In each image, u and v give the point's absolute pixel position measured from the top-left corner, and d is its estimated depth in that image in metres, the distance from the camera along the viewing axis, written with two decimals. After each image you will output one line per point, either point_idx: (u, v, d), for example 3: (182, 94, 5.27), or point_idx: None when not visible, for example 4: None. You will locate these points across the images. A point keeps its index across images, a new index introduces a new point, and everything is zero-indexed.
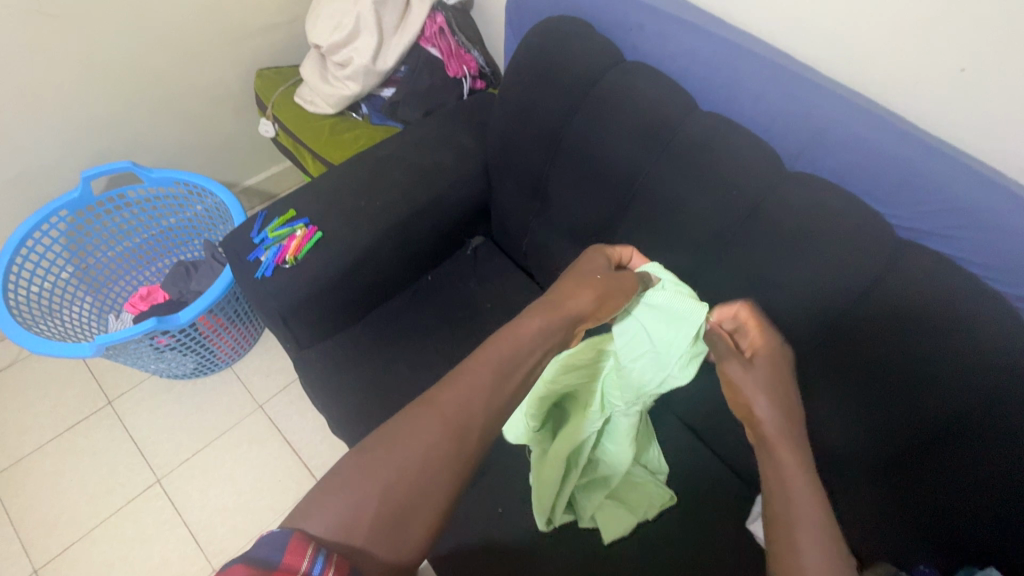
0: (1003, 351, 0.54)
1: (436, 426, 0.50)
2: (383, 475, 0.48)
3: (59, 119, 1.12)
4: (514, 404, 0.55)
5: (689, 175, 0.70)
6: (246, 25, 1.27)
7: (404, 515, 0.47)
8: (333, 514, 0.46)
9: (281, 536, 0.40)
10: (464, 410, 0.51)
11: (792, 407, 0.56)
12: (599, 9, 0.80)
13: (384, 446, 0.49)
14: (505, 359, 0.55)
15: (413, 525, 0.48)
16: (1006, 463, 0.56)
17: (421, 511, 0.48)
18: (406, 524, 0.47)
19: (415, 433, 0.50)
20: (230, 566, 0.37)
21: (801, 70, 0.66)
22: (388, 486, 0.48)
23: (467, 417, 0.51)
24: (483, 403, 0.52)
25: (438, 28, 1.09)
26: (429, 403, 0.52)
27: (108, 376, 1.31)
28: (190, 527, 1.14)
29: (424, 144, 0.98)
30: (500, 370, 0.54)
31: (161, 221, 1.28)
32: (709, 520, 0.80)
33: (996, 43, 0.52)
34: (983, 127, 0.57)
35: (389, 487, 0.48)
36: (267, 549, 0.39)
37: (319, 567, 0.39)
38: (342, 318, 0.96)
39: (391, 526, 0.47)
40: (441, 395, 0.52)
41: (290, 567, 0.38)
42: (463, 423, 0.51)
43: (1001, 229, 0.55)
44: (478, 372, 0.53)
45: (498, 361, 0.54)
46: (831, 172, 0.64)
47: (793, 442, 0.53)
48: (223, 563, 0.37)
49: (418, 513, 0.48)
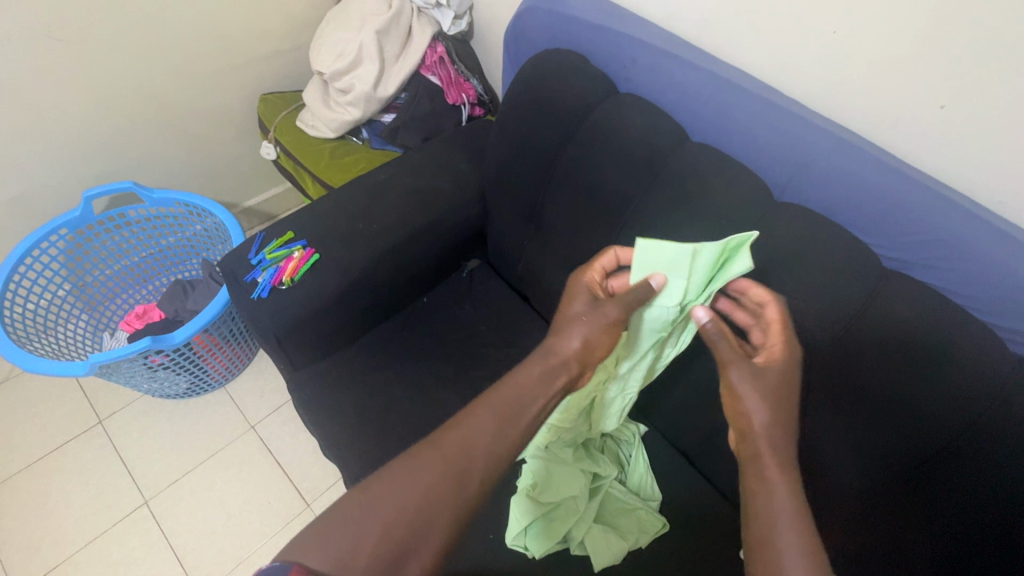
0: (986, 382, 0.54)
1: (432, 464, 0.52)
2: (382, 511, 0.50)
3: (65, 139, 1.14)
4: (505, 441, 0.54)
5: (680, 202, 0.72)
6: (251, 51, 1.30)
7: (401, 553, 0.49)
8: (332, 549, 0.48)
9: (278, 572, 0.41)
10: (462, 452, 0.53)
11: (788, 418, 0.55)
12: (595, 44, 0.83)
13: (381, 486, 0.51)
14: (495, 406, 0.56)
15: (409, 562, 0.49)
16: (989, 498, 0.56)
17: (417, 550, 0.49)
18: (403, 560, 0.48)
19: (416, 475, 0.51)
20: None
21: (789, 104, 0.68)
22: (387, 524, 0.49)
23: (460, 455, 0.53)
24: (481, 447, 0.53)
25: (439, 58, 1.12)
26: (431, 445, 0.53)
27: (100, 396, 1.30)
28: (176, 551, 1.11)
29: (423, 169, 1.00)
30: (496, 421, 0.55)
31: (160, 240, 1.29)
32: (703, 548, 0.79)
33: (971, 82, 0.54)
34: (963, 162, 0.59)
35: (389, 526, 0.49)
36: None
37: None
38: (336, 339, 0.96)
39: (388, 565, 0.48)
40: (441, 437, 0.54)
41: None
42: (456, 462, 0.52)
43: (984, 261, 0.56)
44: (472, 421, 0.55)
45: (493, 412, 0.55)
46: (817, 202, 0.67)
47: (778, 457, 0.53)
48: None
49: (412, 553, 0.49)
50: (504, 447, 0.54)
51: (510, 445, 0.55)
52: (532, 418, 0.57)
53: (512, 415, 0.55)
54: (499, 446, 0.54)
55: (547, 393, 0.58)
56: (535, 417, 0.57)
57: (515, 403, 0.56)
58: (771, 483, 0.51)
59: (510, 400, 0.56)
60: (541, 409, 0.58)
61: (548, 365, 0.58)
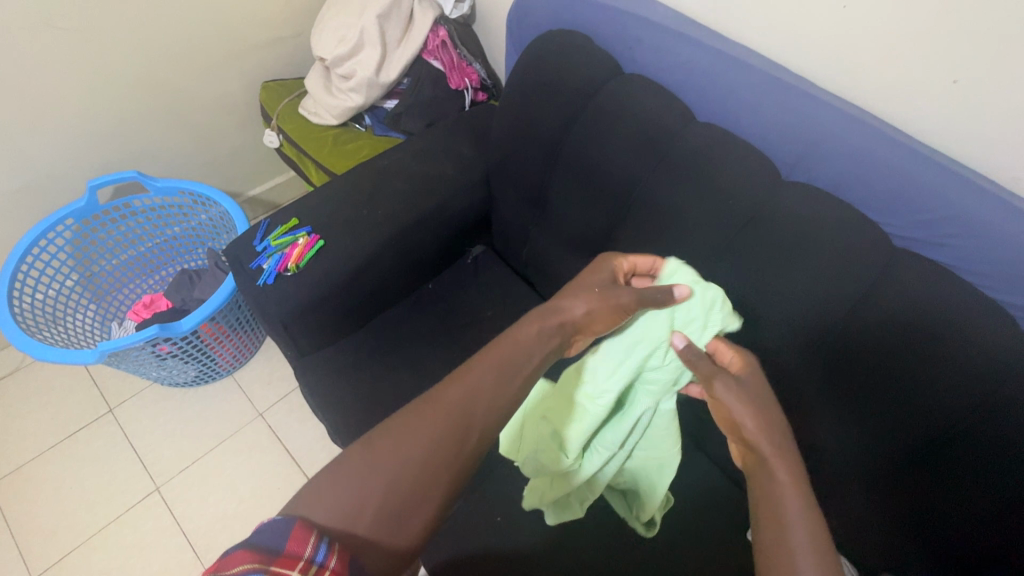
0: (999, 361, 0.54)
1: (434, 421, 0.52)
2: (384, 468, 0.50)
3: (69, 128, 1.14)
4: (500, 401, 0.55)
5: (687, 184, 0.71)
6: (253, 38, 1.29)
7: (404, 506, 0.49)
8: (335, 506, 0.48)
9: (282, 525, 0.41)
10: (463, 408, 0.53)
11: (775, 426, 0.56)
12: (599, 24, 0.82)
13: (385, 444, 0.51)
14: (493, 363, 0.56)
15: (413, 515, 0.49)
16: (998, 477, 0.56)
17: (421, 503, 0.49)
18: (406, 514, 0.49)
19: (420, 430, 0.51)
20: (233, 555, 0.38)
21: (798, 81, 0.67)
22: (393, 478, 0.49)
23: (460, 411, 0.53)
24: (482, 401, 0.54)
25: (441, 42, 1.11)
26: (431, 402, 0.53)
27: (110, 384, 1.31)
28: (189, 535, 1.13)
29: (427, 154, 0.99)
30: (495, 374, 0.55)
31: (165, 230, 1.30)
32: (712, 531, 0.79)
33: (985, 54, 0.53)
34: (976, 137, 0.58)
35: (395, 480, 0.49)
36: (268, 537, 0.40)
37: (321, 557, 0.41)
38: (342, 326, 0.96)
39: (395, 519, 0.48)
40: (442, 394, 0.54)
41: (293, 553, 0.39)
42: (456, 418, 0.52)
43: (997, 238, 0.56)
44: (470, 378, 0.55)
45: (491, 368, 0.56)
46: (826, 181, 0.66)
47: (780, 459, 0.53)
48: (227, 551, 0.38)
49: (416, 506, 0.49)
50: (506, 399, 0.55)
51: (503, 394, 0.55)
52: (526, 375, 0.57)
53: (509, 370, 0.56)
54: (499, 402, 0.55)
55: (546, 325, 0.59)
56: (537, 368, 0.58)
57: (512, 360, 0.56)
58: (775, 485, 0.51)
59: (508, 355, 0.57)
60: (552, 346, 0.59)
61: (559, 307, 0.61)
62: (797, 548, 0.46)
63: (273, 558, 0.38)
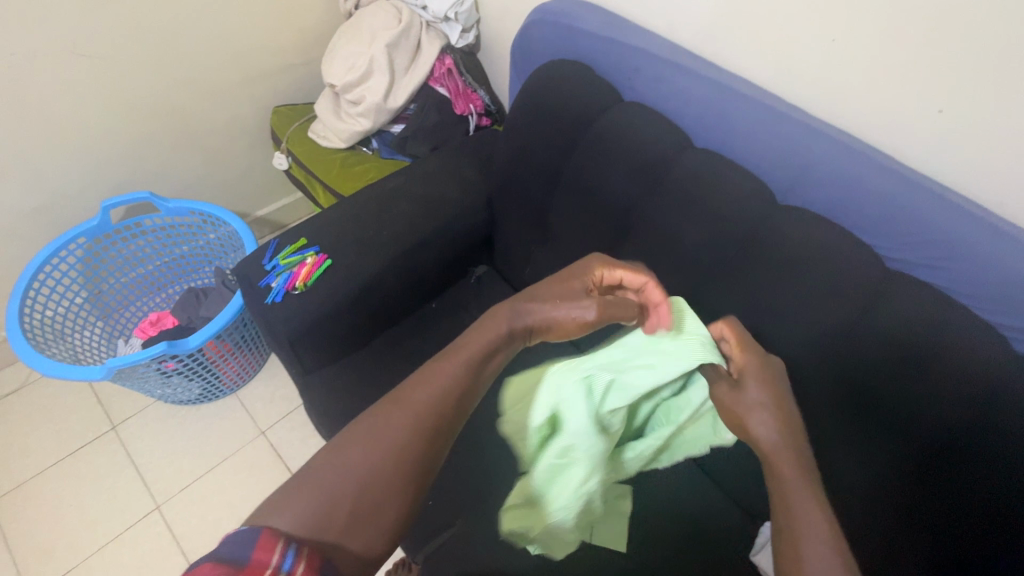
0: (991, 381, 0.55)
1: (399, 424, 0.56)
2: (353, 470, 0.53)
3: (85, 150, 1.18)
4: (469, 390, 0.60)
5: (686, 208, 0.73)
6: (265, 66, 1.34)
7: (373, 510, 0.52)
8: (301, 514, 0.50)
9: (250, 532, 0.42)
10: (429, 413, 0.57)
11: (792, 426, 0.55)
12: (599, 54, 0.86)
13: (353, 449, 0.54)
14: (463, 358, 0.61)
15: (379, 513, 0.52)
16: (990, 500, 0.56)
17: (385, 508, 0.53)
18: (374, 513, 0.52)
19: (386, 434, 0.55)
20: (200, 565, 0.38)
21: (789, 109, 0.70)
22: (365, 478, 0.53)
23: (427, 416, 0.57)
24: (446, 401, 0.58)
25: (447, 70, 1.16)
26: (394, 404, 0.57)
27: (113, 402, 1.32)
28: (188, 556, 1.12)
29: (433, 177, 1.02)
30: (460, 383, 0.60)
31: (174, 249, 1.32)
32: (718, 555, 0.78)
33: (969, 87, 0.56)
34: (964, 164, 0.60)
35: (363, 488, 0.52)
36: (236, 546, 0.40)
37: (289, 564, 0.41)
38: (347, 344, 0.97)
39: (361, 528, 0.51)
40: (405, 397, 0.57)
41: (260, 562, 0.40)
42: (423, 422, 0.56)
43: (985, 260, 0.57)
44: (437, 377, 0.59)
45: (459, 371, 0.60)
46: (819, 205, 0.68)
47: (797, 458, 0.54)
48: (193, 561, 0.39)
49: (386, 508, 0.53)
50: (465, 410, 0.60)
51: (465, 401, 0.60)
52: (490, 365, 0.62)
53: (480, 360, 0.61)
54: (465, 399, 0.60)
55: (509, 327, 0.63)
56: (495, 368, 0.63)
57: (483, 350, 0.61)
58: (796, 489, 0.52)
59: (477, 357, 0.61)
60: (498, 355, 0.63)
61: (522, 313, 0.63)
62: (807, 543, 0.49)
63: (236, 570, 0.38)
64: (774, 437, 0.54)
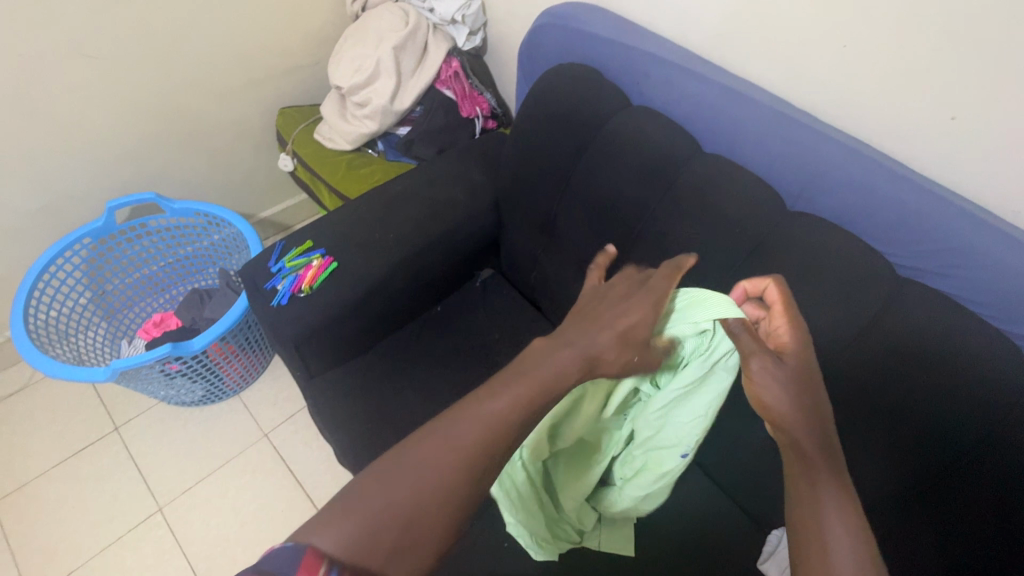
0: (1008, 391, 0.54)
1: (448, 454, 0.51)
2: (396, 497, 0.49)
3: (91, 151, 1.17)
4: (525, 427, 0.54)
5: (696, 214, 0.73)
6: (271, 68, 1.34)
7: (414, 541, 0.48)
8: (341, 537, 0.47)
9: (295, 552, 0.42)
10: (481, 445, 0.51)
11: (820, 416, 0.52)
12: (608, 59, 0.85)
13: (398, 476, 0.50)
14: (517, 391, 0.53)
15: (422, 546, 0.48)
16: (1005, 509, 0.55)
17: (429, 539, 0.49)
18: (416, 546, 0.48)
19: (433, 463, 0.50)
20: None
21: (800, 115, 0.69)
22: (409, 510, 0.48)
23: (477, 448, 0.51)
24: (498, 433, 0.52)
25: (453, 73, 1.15)
26: (442, 431, 0.52)
27: (116, 402, 1.32)
28: (190, 558, 1.12)
29: (439, 180, 1.01)
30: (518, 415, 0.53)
31: (179, 249, 1.32)
32: (724, 563, 0.78)
33: (984, 94, 0.55)
34: (978, 172, 0.59)
35: (406, 519, 0.48)
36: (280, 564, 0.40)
37: None
38: (352, 347, 0.97)
39: (402, 559, 0.47)
40: (454, 426, 0.52)
41: None
42: (473, 455, 0.51)
43: (999, 268, 0.57)
44: (490, 408, 0.53)
45: (512, 403, 0.53)
46: (829, 211, 0.68)
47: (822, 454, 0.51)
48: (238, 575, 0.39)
49: (430, 541, 0.49)
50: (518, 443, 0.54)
51: (520, 433, 0.53)
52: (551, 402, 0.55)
53: (536, 397, 0.54)
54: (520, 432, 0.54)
55: (579, 370, 0.56)
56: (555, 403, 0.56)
57: (540, 384, 0.54)
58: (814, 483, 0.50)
59: (533, 390, 0.54)
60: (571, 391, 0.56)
61: (586, 354, 0.56)
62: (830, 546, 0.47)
63: None
64: (793, 412, 0.51)
